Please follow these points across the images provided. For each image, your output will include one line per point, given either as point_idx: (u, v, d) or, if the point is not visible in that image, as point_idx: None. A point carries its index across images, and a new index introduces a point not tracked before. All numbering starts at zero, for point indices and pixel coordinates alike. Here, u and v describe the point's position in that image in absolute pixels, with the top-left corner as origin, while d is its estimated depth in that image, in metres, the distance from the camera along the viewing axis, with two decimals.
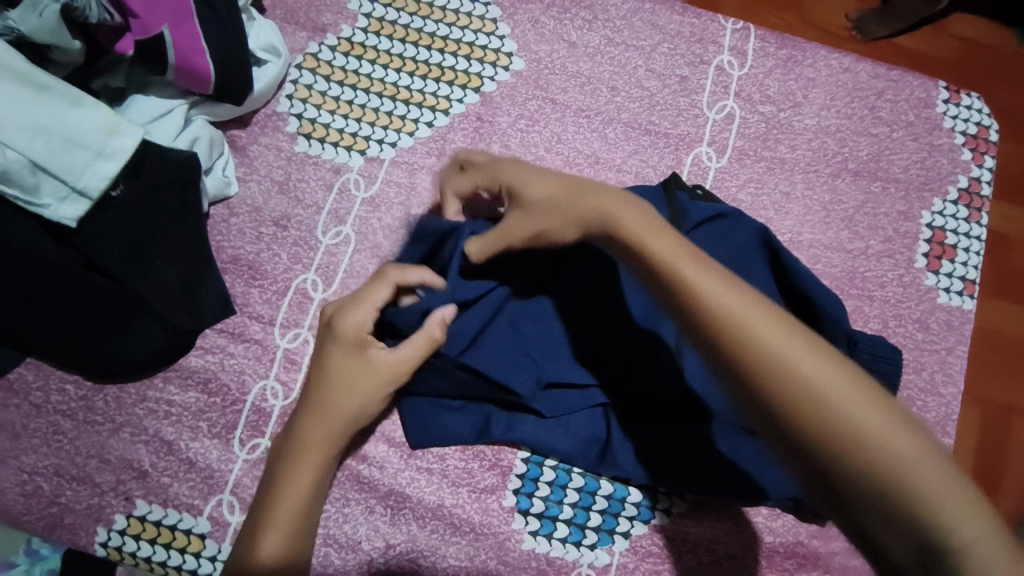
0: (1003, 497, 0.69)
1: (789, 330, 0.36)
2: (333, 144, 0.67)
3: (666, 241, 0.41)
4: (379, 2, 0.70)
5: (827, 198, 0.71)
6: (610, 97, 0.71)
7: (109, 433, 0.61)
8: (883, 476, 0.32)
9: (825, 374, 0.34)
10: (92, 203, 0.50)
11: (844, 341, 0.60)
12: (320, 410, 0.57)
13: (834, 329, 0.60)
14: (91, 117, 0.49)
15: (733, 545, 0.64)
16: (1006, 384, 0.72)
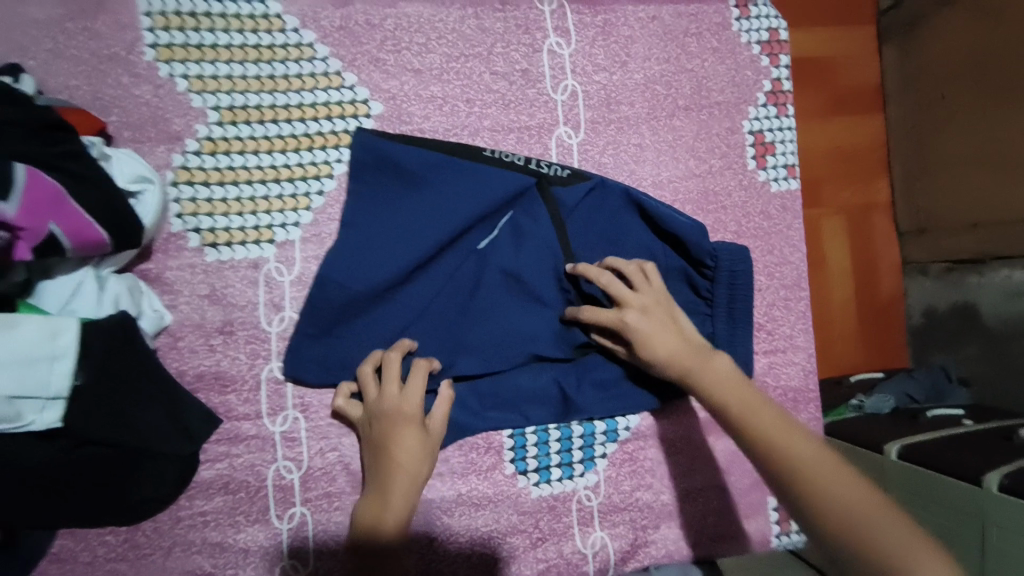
0: (885, 283, 1.26)
1: (822, 450, 0.59)
2: (241, 242, 0.71)
3: (671, 332, 0.69)
4: (221, 91, 0.71)
5: (671, 136, 0.84)
6: (469, 110, 0.78)
7: (163, 557, 0.70)
8: (780, 461, 0.58)
9: (765, 420, 0.62)
10: (67, 400, 0.59)
11: (708, 257, 0.76)
12: (393, 464, 0.68)
13: (691, 247, 0.76)
14: (29, 334, 0.57)
15: (679, 430, 0.84)
16: (852, 188, 1.25)
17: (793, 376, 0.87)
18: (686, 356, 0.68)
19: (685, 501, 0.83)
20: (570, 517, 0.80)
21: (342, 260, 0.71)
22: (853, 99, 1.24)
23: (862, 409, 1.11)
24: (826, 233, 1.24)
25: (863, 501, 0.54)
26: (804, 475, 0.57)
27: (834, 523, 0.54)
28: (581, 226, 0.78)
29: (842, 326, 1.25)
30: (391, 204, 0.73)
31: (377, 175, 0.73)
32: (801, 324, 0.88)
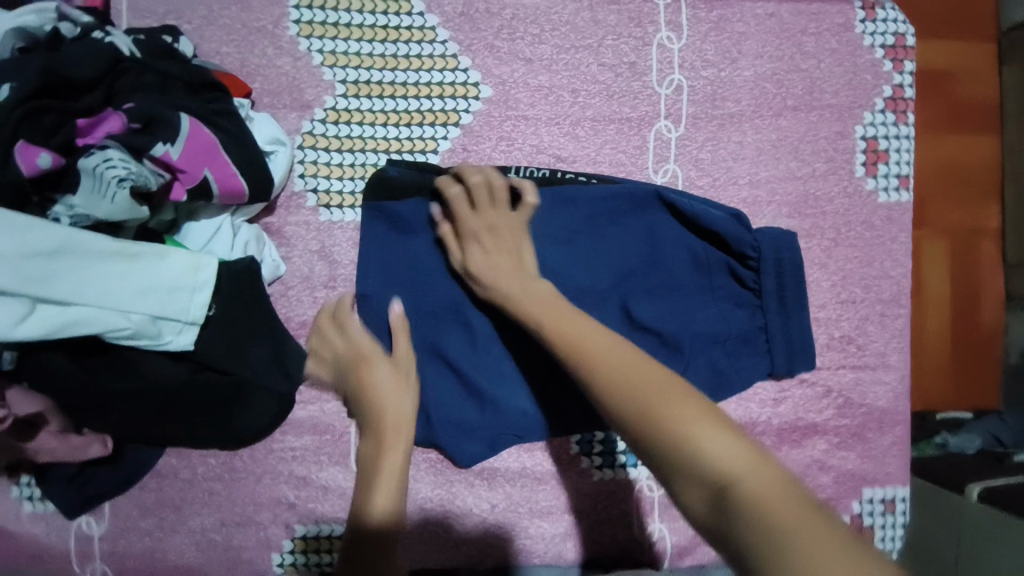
0: (988, 320, 1.16)
1: (632, 357, 0.52)
2: (351, 206, 0.77)
3: (541, 301, 0.63)
4: (349, 67, 0.77)
5: (775, 136, 0.82)
6: (573, 100, 0.80)
7: (254, 482, 0.77)
8: (639, 412, 0.47)
9: (626, 368, 0.51)
10: (200, 327, 0.67)
11: (750, 248, 0.75)
12: (381, 415, 0.66)
13: (734, 241, 0.76)
14: (177, 265, 0.64)
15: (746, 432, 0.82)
16: (963, 212, 1.15)
17: (882, 398, 0.83)
18: (507, 274, 0.68)
19: None
20: (629, 505, 0.81)
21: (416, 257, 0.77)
22: (970, 113, 1.15)
23: (945, 447, 1.01)
24: (928, 258, 1.15)
25: (673, 404, 0.46)
26: (614, 389, 0.50)
27: (649, 443, 0.46)
28: (635, 233, 0.80)
29: (934, 363, 1.16)
30: (447, 221, 0.76)
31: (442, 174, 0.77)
32: (895, 343, 0.83)
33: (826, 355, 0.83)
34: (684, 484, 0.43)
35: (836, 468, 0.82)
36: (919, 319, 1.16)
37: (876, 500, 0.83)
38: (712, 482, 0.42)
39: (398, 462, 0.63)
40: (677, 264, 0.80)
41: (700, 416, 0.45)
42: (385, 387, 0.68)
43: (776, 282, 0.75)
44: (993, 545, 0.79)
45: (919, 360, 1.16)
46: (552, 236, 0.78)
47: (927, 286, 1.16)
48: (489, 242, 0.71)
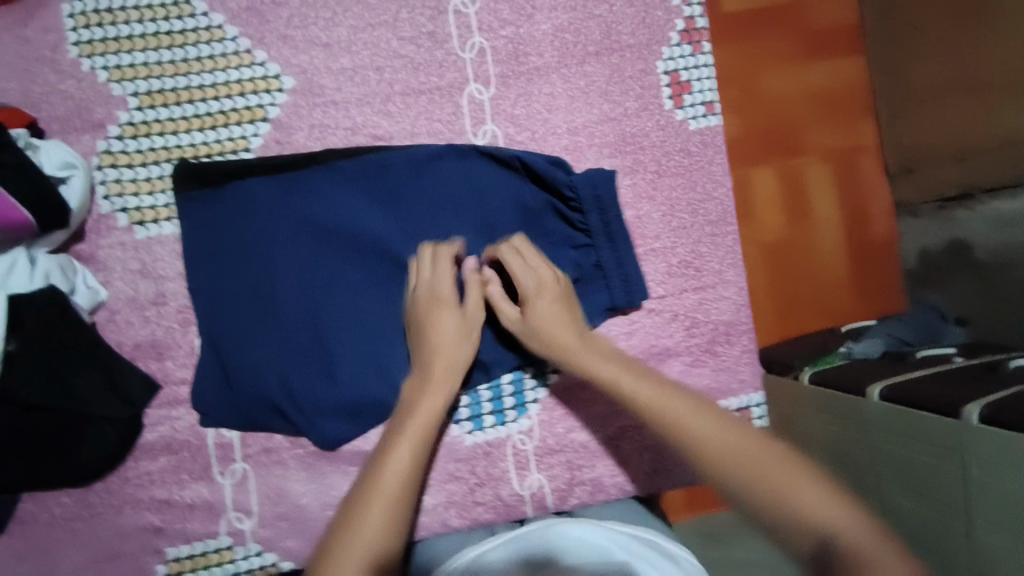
0: (876, 228, 1.19)
1: (730, 427, 0.63)
2: (165, 218, 0.76)
3: (625, 368, 0.71)
4: (139, 79, 0.76)
5: (584, 82, 0.85)
6: (379, 77, 0.80)
7: (116, 514, 0.75)
8: (754, 481, 0.58)
9: (728, 442, 0.61)
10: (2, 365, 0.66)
11: (567, 188, 0.79)
12: (408, 421, 0.69)
13: (554, 183, 0.80)
14: None
15: None
16: (835, 133, 1.18)
17: (724, 312, 0.87)
18: (567, 338, 0.74)
19: (620, 437, 0.85)
20: (505, 462, 0.83)
21: (246, 253, 0.77)
22: (829, 38, 1.17)
23: (851, 355, 1.03)
24: (809, 180, 1.18)
25: (783, 468, 0.58)
26: (719, 456, 0.61)
27: (763, 502, 0.57)
28: (470, 191, 0.81)
29: (832, 279, 1.19)
30: (272, 213, 0.77)
31: (266, 179, 0.77)
32: (729, 258, 0.88)
33: (668, 283, 0.87)
34: (792, 536, 0.54)
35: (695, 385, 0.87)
36: (809, 242, 1.18)
37: (732, 410, 0.88)
38: (823, 542, 0.52)
39: (395, 515, 0.63)
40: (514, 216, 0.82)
41: (813, 485, 0.56)
42: (427, 411, 0.70)
43: (601, 223, 0.80)
44: (889, 437, 0.79)
45: (818, 282, 1.19)
46: (381, 206, 0.79)
47: (814, 209, 1.18)
48: (551, 301, 0.76)
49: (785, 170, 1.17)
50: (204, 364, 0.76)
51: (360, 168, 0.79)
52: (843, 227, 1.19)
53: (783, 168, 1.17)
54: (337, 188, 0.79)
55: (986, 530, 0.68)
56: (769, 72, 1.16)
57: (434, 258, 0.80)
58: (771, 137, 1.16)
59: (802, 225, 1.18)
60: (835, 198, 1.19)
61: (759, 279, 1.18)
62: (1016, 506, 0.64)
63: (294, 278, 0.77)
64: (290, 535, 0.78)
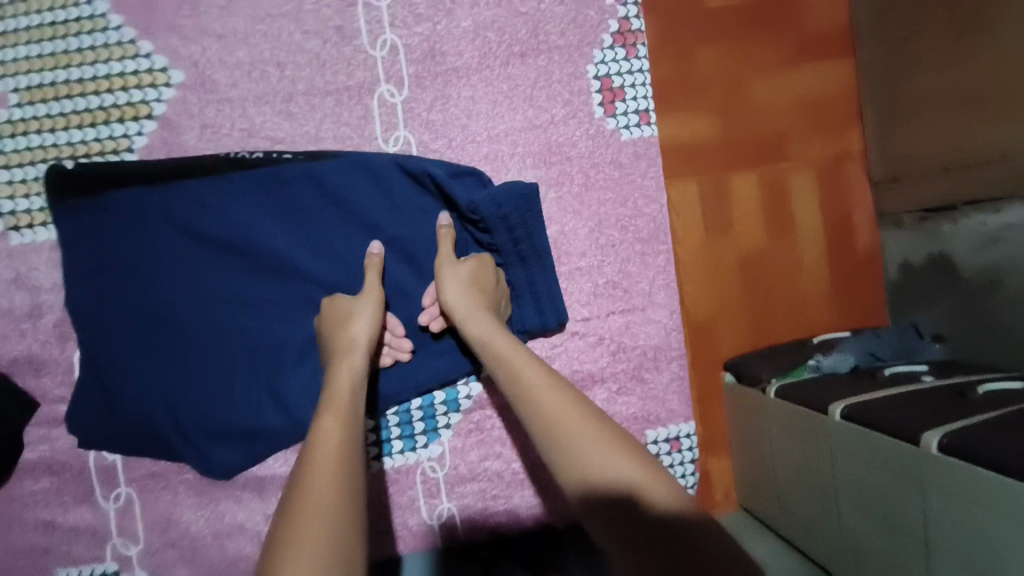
0: (860, 242, 1.01)
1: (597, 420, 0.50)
2: (40, 223, 0.71)
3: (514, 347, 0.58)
4: (19, 73, 0.71)
5: (506, 86, 0.79)
6: (281, 75, 0.75)
7: (1, 534, 0.73)
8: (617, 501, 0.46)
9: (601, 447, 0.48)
10: None
11: (468, 209, 0.73)
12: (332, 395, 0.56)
13: (456, 198, 0.73)
14: None
15: None
16: (826, 140, 1.00)
17: (653, 336, 0.82)
18: (483, 312, 0.64)
19: (539, 467, 0.80)
20: (413, 490, 0.79)
21: (127, 269, 0.71)
22: (824, 43, 0.98)
23: (819, 369, 0.86)
24: (799, 189, 0.97)
25: (632, 476, 0.47)
26: (580, 456, 0.49)
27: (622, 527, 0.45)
28: (374, 204, 0.74)
29: (811, 297, 1.00)
30: (156, 228, 0.72)
31: (148, 191, 0.72)
32: (661, 279, 0.82)
33: (593, 304, 0.81)
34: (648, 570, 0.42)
35: (620, 412, 0.82)
36: (789, 259, 1.00)
37: (660, 440, 0.83)
38: None
39: (344, 503, 0.47)
40: (421, 232, 0.75)
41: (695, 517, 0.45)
42: (345, 380, 0.59)
43: (509, 240, 0.75)
44: (859, 460, 0.68)
45: (798, 306, 0.99)
46: (275, 220, 0.73)
47: (799, 221, 1.00)
48: (477, 286, 0.68)
49: (768, 177, 0.97)
50: (85, 382, 0.71)
51: (254, 179, 0.73)
52: (827, 242, 1.01)
53: (766, 175, 0.97)
54: (237, 203, 0.73)
55: (946, 571, 0.59)
56: (749, 65, 0.98)
57: (332, 276, 0.74)
58: (751, 133, 0.97)
59: (784, 237, 0.99)
60: (823, 211, 1.00)
61: (733, 295, 0.98)
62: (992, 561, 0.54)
63: (184, 298, 0.72)
64: (178, 564, 0.74)
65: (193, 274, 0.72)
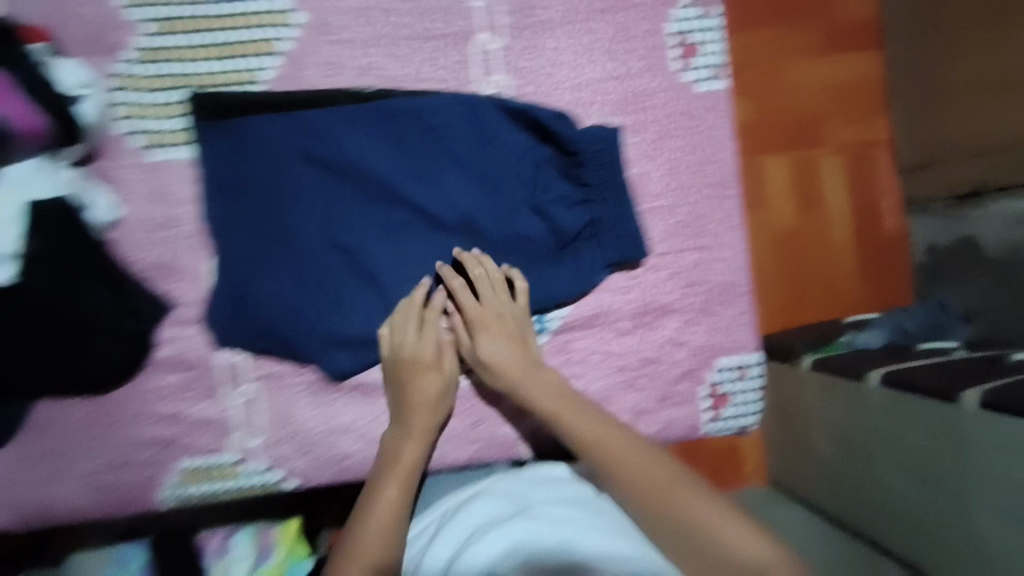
0: (887, 221, 1.27)
1: (648, 459, 0.70)
2: (178, 143, 0.79)
3: (566, 404, 0.76)
4: (157, 5, 0.78)
5: (587, 38, 0.87)
6: (385, 19, 0.83)
7: (127, 425, 0.80)
8: (676, 523, 0.64)
9: (667, 485, 0.67)
10: None
11: (567, 143, 0.82)
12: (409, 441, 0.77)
13: (556, 135, 0.82)
14: None
15: (593, 307, 0.88)
16: (857, 128, 1.25)
17: (720, 273, 0.89)
18: (518, 368, 0.79)
19: (617, 390, 0.88)
20: (500, 402, 0.86)
21: (256, 188, 0.79)
22: (852, 33, 1.24)
23: (852, 343, 1.07)
24: (827, 171, 1.25)
25: (699, 504, 0.64)
26: (644, 495, 0.67)
27: (688, 537, 0.63)
28: (481, 144, 0.82)
29: (842, 267, 1.27)
30: (280, 155, 0.79)
31: (278, 118, 0.80)
32: (728, 221, 0.89)
33: (666, 241, 0.89)
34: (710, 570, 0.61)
35: (688, 341, 0.89)
36: (823, 230, 1.26)
37: (729, 368, 0.91)
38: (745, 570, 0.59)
39: (396, 524, 0.70)
40: (520, 167, 0.83)
41: (730, 522, 0.62)
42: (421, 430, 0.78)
43: (598, 176, 0.82)
44: (894, 427, 0.81)
45: (831, 271, 1.26)
46: (391, 152, 0.82)
47: (829, 200, 1.26)
48: (506, 335, 0.81)
49: (804, 160, 1.24)
50: (214, 287, 0.79)
51: (370, 113, 0.81)
52: (855, 222, 1.27)
53: (803, 158, 1.24)
54: (351, 130, 0.81)
55: (980, 515, 0.71)
56: (797, 57, 1.23)
57: (441, 206, 0.82)
58: (794, 120, 1.24)
59: (816, 214, 1.25)
60: (846, 189, 1.26)
61: (769, 263, 1.24)
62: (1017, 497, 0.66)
63: (303, 218, 0.80)
64: (291, 455, 0.82)
65: (313, 198, 0.80)
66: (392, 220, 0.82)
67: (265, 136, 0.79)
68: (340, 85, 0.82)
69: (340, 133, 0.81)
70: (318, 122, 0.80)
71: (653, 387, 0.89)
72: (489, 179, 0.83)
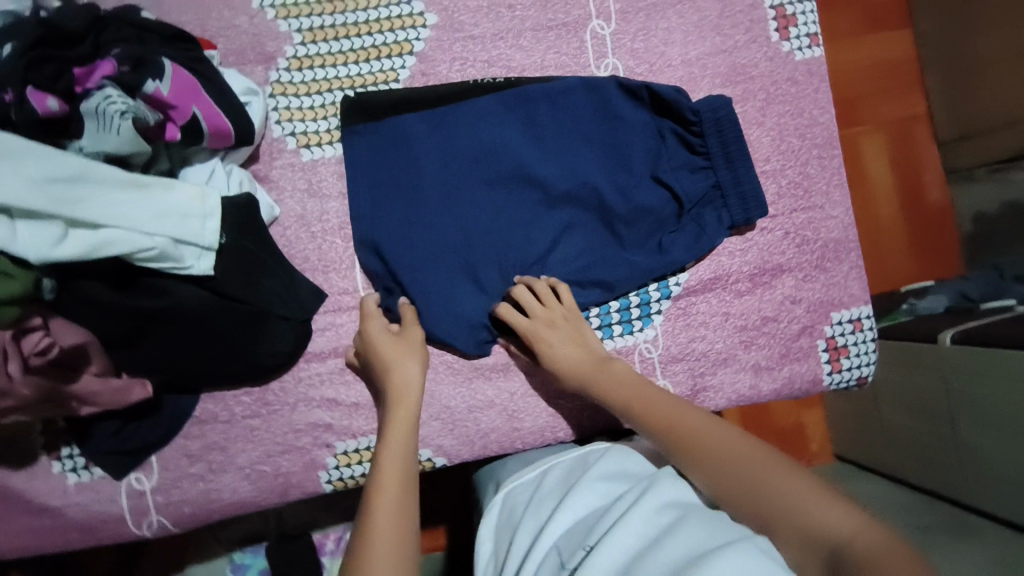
0: (932, 196, 1.44)
1: (725, 435, 0.66)
2: (327, 143, 0.83)
3: (633, 389, 0.74)
4: (302, 16, 0.83)
5: (696, 17, 0.92)
6: (511, 14, 0.88)
7: (290, 412, 0.82)
8: (759, 498, 0.59)
9: (749, 461, 0.62)
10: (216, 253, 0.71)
11: (689, 113, 0.85)
12: (384, 456, 0.69)
13: (678, 108, 0.85)
14: (187, 195, 0.67)
15: (715, 272, 0.91)
16: (898, 104, 1.44)
17: (834, 230, 0.93)
18: (582, 364, 0.79)
19: (738, 348, 0.91)
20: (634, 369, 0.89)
21: (399, 178, 0.83)
22: (887, 16, 1.43)
23: (915, 310, 1.24)
24: (871, 146, 1.43)
25: (784, 479, 0.59)
26: (720, 472, 0.63)
27: (771, 516, 0.57)
28: (602, 125, 0.87)
29: (896, 238, 1.43)
30: (418, 147, 0.83)
31: (417, 113, 0.84)
32: (836, 180, 0.93)
33: (779, 203, 0.92)
34: (796, 549, 0.54)
35: (807, 297, 0.92)
36: (872, 203, 1.43)
37: (844, 321, 0.93)
38: (831, 548, 0.51)
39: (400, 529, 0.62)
40: (641, 142, 0.87)
41: (820, 501, 0.55)
42: (398, 446, 0.70)
43: (719, 142, 0.85)
44: (972, 380, 0.97)
45: (883, 241, 1.43)
46: (519, 137, 0.86)
47: (876, 175, 1.44)
48: (561, 332, 0.81)
49: (848, 137, 1.43)
50: (367, 277, 0.83)
51: (499, 101, 0.85)
52: (902, 196, 1.43)
53: (846, 136, 1.43)
54: (491, 121, 0.85)
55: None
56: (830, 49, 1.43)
57: (572, 183, 0.85)
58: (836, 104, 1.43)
59: (864, 191, 1.43)
60: (891, 167, 1.43)
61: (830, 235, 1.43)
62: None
63: (443, 204, 0.83)
64: (442, 432, 0.85)
65: (452, 185, 0.84)
66: (527, 201, 0.85)
67: (405, 129, 0.84)
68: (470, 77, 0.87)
69: (473, 122, 0.85)
70: (451, 114, 0.85)
71: (777, 344, 0.92)
72: (614, 156, 0.87)
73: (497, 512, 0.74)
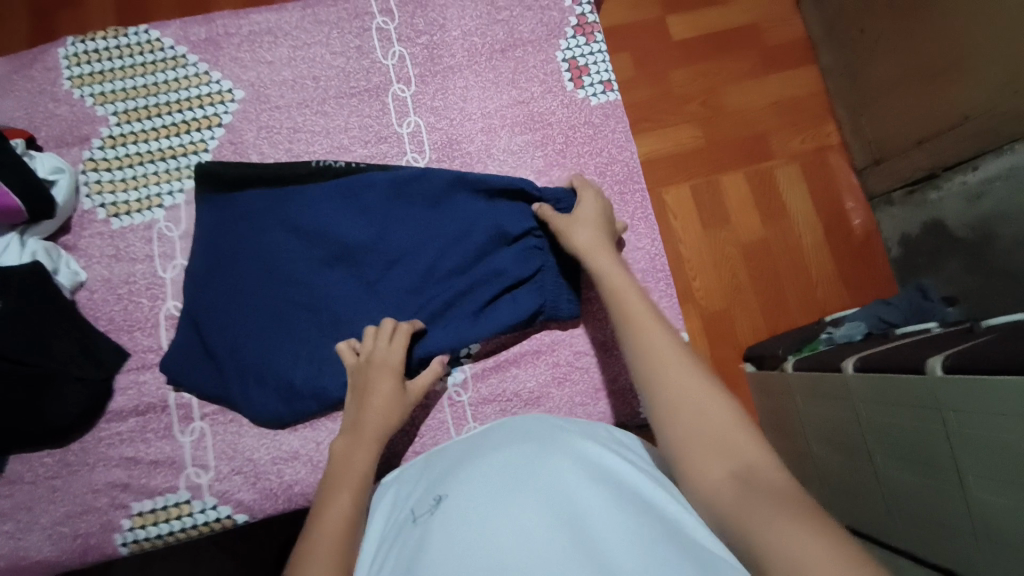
0: (858, 223, 1.34)
1: (681, 349, 0.63)
2: (138, 211, 0.90)
3: (626, 285, 0.71)
4: (118, 100, 0.93)
5: (492, 74, 0.98)
6: (316, 85, 0.96)
7: (88, 472, 0.84)
8: (682, 422, 0.57)
9: (682, 385, 0.59)
10: None
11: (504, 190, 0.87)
12: (346, 473, 0.68)
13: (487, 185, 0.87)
14: None
15: None
16: (805, 137, 1.37)
17: (640, 262, 0.94)
18: (595, 247, 0.77)
19: (551, 386, 0.90)
20: (443, 413, 0.88)
21: (218, 262, 0.87)
22: (783, 55, 1.40)
23: (833, 340, 1.08)
24: (783, 182, 1.35)
25: (719, 405, 0.57)
26: (659, 389, 0.60)
27: (693, 440, 0.55)
28: (416, 198, 0.88)
29: (819, 271, 1.32)
30: (237, 230, 0.88)
31: (233, 198, 0.89)
32: (640, 213, 0.95)
33: None
34: (708, 474, 0.53)
35: None
36: (788, 242, 1.33)
37: None
38: (745, 476, 0.51)
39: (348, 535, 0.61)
40: (458, 213, 0.88)
41: (745, 436, 0.54)
42: (361, 466, 0.69)
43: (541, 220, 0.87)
44: (873, 406, 0.84)
45: (806, 281, 1.32)
46: (336, 211, 0.87)
47: (794, 213, 1.34)
48: (592, 224, 0.80)
49: (757, 174, 1.35)
50: (174, 338, 0.87)
51: (323, 187, 0.89)
52: (819, 229, 1.34)
53: (755, 173, 1.35)
54: (303, 200, 0.88)
55: (976, 485, 0.68)
56: (728, 88, 1.38)
57: (395, 254, 0.87)
58: (736, 144, 1.36)
59: (777, 226, 1.33)
60: (810, 199, 1.35)
61: (741, 278, 1.31)
62: (999, 456, 0.64)
63: (264, 279, 0.86)
64: (243, 487, 0.84)
65: (270, 263, 0.86)
66: (337, 271, 0.87)
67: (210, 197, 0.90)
68: (277, 143, 0.93)
69: (290, 205, 0.87)
70: (271, 197, 0.88)
71: (591, 379, 0.90)
72: (431, 226, 0.88)
73: (383, 506, 0.66)
